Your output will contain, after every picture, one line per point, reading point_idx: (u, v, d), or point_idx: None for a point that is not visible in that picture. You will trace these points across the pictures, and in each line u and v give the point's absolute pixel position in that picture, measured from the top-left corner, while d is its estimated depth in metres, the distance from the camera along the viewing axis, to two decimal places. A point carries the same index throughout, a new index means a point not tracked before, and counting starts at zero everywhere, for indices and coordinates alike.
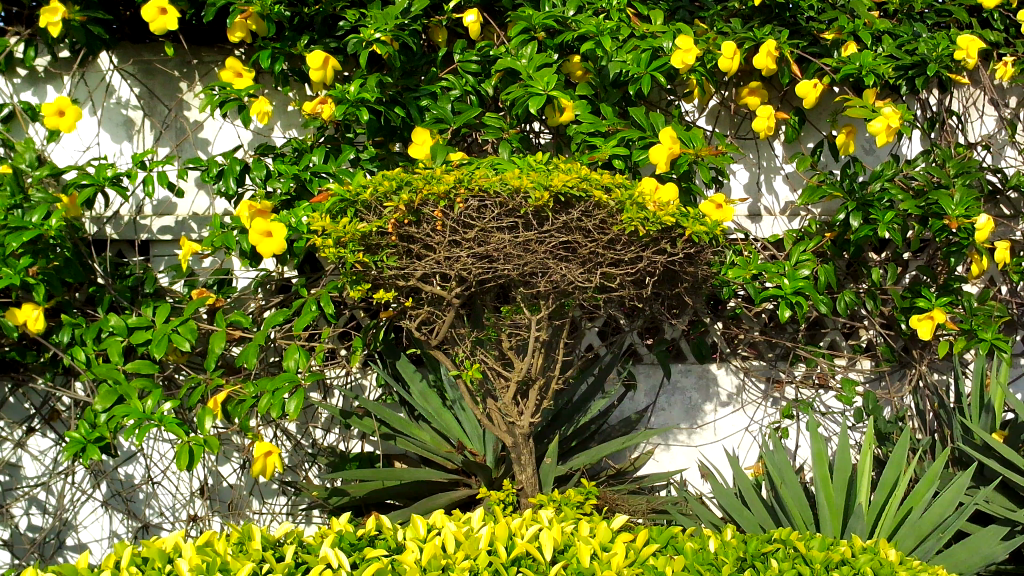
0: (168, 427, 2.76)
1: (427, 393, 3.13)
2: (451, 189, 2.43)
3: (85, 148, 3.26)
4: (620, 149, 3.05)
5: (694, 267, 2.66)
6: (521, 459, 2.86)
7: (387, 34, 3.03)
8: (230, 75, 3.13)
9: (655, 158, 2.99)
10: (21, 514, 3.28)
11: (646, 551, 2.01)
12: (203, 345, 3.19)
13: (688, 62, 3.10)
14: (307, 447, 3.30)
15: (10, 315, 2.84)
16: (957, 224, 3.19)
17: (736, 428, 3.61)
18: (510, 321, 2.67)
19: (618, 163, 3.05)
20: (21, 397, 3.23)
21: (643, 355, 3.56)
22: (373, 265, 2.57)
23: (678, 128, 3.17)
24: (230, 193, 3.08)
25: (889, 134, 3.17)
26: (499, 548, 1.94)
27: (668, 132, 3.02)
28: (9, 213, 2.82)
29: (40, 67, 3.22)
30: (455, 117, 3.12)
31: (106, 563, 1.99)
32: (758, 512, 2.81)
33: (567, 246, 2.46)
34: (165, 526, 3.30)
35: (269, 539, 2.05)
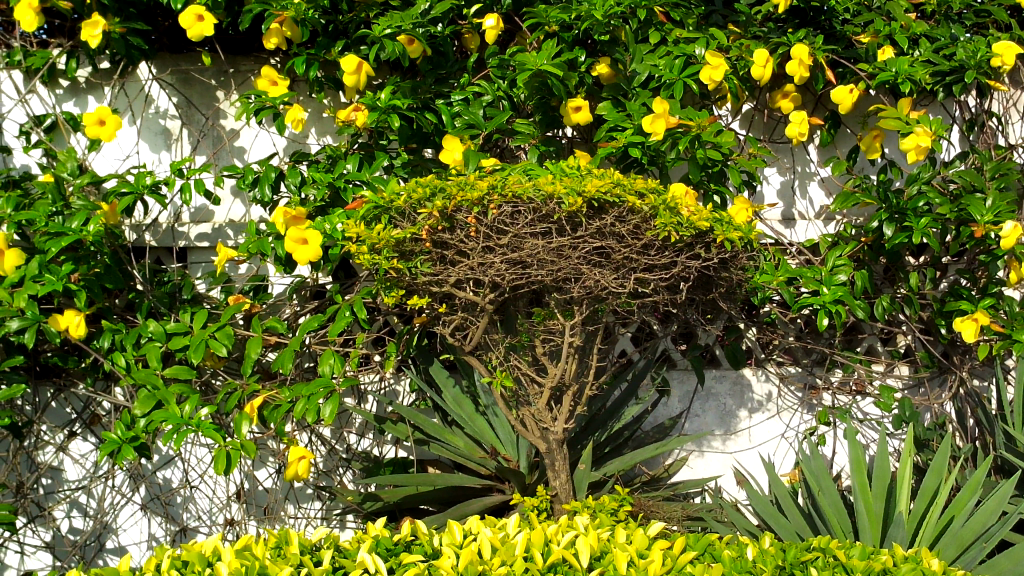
0: (206, 432, 2.79)
1: (460, 399, 3.11)
2: (485, 195, 2.44)
3: (125, 157, 3.31)
4: (636, 138, 3.05)
5: (728, 272, 2.64)
6: (555, 466, 2.85)
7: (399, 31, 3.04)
8: (266, 83, 3.17)
9: (647, 126, 3.05)
10: (63, 517, 3.31)
11: (683, 558, 1.99)
12: (240, 350, 3.20)
13: (715, 78, 3.12)
14: (341, 452, 3.33)
15: (52, 321, 2.89)
16: (983, 230, 3.13)
17: (772, 435, 3.57)
18: (544, 327, 2.66)
19: (633, 152, 3.05)
20: (63, 402, 3.28)
21: (677, 361, 3.55)
22: (408, 271, 2.60)
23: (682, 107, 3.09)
24: (265, 200, 3.10)
25: (919, 152, 3.16)
26: (535, 555, 1.94)
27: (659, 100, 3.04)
28: (49, 220, 2.90)
29: (81, 78, 3.27)
30: (487, 122, 3.11)
31: (148, 566, 2.03)
32: (795, 520, 2.79)
33: (601, 251, 2.45)
34: (202, 530, 3.33)
35: (307, 544, 2.07)
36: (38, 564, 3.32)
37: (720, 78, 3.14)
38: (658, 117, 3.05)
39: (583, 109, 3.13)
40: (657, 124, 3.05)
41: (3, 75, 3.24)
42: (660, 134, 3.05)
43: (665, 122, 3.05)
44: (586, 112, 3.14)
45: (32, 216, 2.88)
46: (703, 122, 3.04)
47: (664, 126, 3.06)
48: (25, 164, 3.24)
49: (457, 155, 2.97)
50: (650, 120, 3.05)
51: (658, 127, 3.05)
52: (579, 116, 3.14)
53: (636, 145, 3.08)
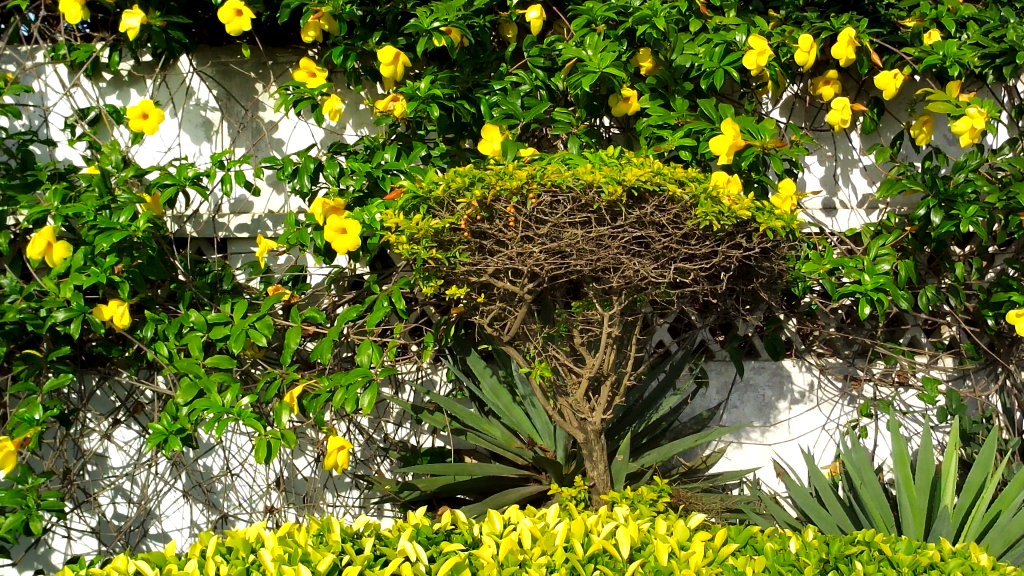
0: (247, 420, 2.82)
1: (497, 389, 3.11)
2: (524, 184, 2.44)
3: (167, 149, 3.35)
4: (688, 141, 3.03)
5: (770, 262, 2.62)
6: (593, 456, 2.83)
7: (446, 23, 3.03)
8: (305, 75, 3.19)
9: (717, 149, 2.95)
10: (108, 503, 3.39)
11: (724, 550, 1.98)
12: (279, 340, 3.24)
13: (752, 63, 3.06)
14: (379, 442, 3.34)
15: (97, 311, 2.95)
16: None
17: (812, 427, 3.53)
18: (582, 317, 2.65)
19: (685, 155, 3.04)
20: (108, 390, 3.34)
21: (715, 352, 3.53)
22: (446, 261, 2.60)
23: (744, 120, 3.12)
24: (304, 191, 3.12)
25: (974, 134, 3.05)
26: (576, 545, 1.94)
27: (731, 123, 2.96)
28: (97, 214, 2.92)
29: (124, 71, 3.32)
30: (525, 112, 3.11)
31: (193, 550, 2.07)
32: (836, 513, 2.77)
33: (640, 241, 2.44)
34: (243, 517, 3.36)
35: (348, 532, 2.09)
36: (84, 548, 3.40)
37: (765, 63, 3.08)
38: (731, 144, 2.96)
39: (632, 99, 3.11)
40: (729, 146, 2.96)
41: (48, 68, 3.29)
42: (732, 160, 2.96)
43: (737, 146, 2.97)
44: (635, 103, 3.12)
45: (79, 210, 2.91)
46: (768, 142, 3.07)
47: (734, 149, 2.97)
48: (69, 157, 3.30)
49: (496, 144, 2.93)
50: (723, 143, 2.96)
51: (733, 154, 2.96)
52: (624, 106, 3.11)
53: (688, 147, 3.08)
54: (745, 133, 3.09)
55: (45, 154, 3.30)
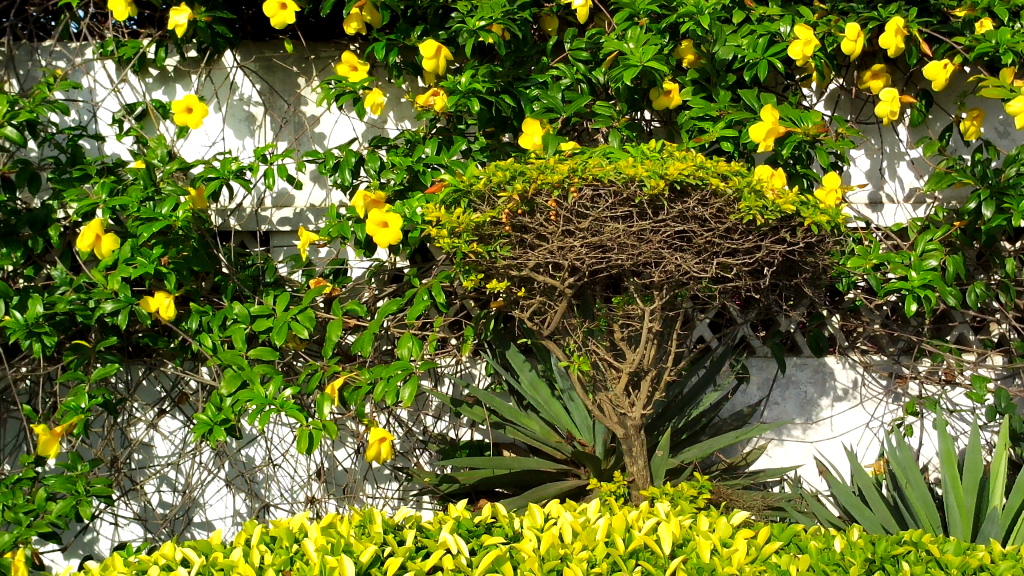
0: (289, 412, 2.85)
1: (537, 382, 3.11)
2: (566, 178, 2.42)
3: (211, 143, 3.39)
4: (730, 132, 3.00)
5: (814, 257, 2.58)
6: (632, 451, 2.82)
7: (494, 22, 3.04)
8: (346, 69, 3.19)
9: (755, 136, 2.92)
10: (153, 491, 3.44)
11: (768, 548, 1.96)
12: (320, 333, 3.27)
13: (796, 52, 3.02)
14: (418, 434, 3.36)
15: (144, 303, 2.96)
16: None
17: (856, 425, 3.47)
18: (623, 312, 2.64)
19: (726, 146, 3.01)
20: (154, 380, 3.39)
21: (756, 348, 3.49)
22: (487, 255, 2.61)
23: (786, 107, 3.08)
24: (345, 184, 3.14)
25: None
26: (617, 540, 1.93)
27: (769, 111, 2.93)
28: (141, 205, 2.99)
29: (170, 67, 3.37)
30: (566, 105, 3.10)
31: (238, 539, 2.11)
32: (880, 512, 2.73)
33: (682, 235, 2.42)
34: (284, 507, 3.40)
35: (389, 523, 2.11)
36: (131, 535, 3.47)
37: (811, 53, 3.04)
38: (769, 129, 2.93)
39: (674, 94, 3.11)
40: (769, 135, 2.93)
41: (97, 65, 3.35)
42: (769, 147, 2.93)
43: (776, 133, 2.94)
44: (676, 97, 3.11)
45: (126, 202, 2.97)
46: (811, 128, 3.02)
47: (774, 138, 2.94)
48: (117, 152, 3.37)
49: (537, 138, 2.94)
50: (762, 131, 2.92)
51: (771, 140, 2.93)
52: (666, 100, 3.12)
53: (729, 138, 3.04)
54: (786, 121, 3.04)
55: (94, 148, 3.37)
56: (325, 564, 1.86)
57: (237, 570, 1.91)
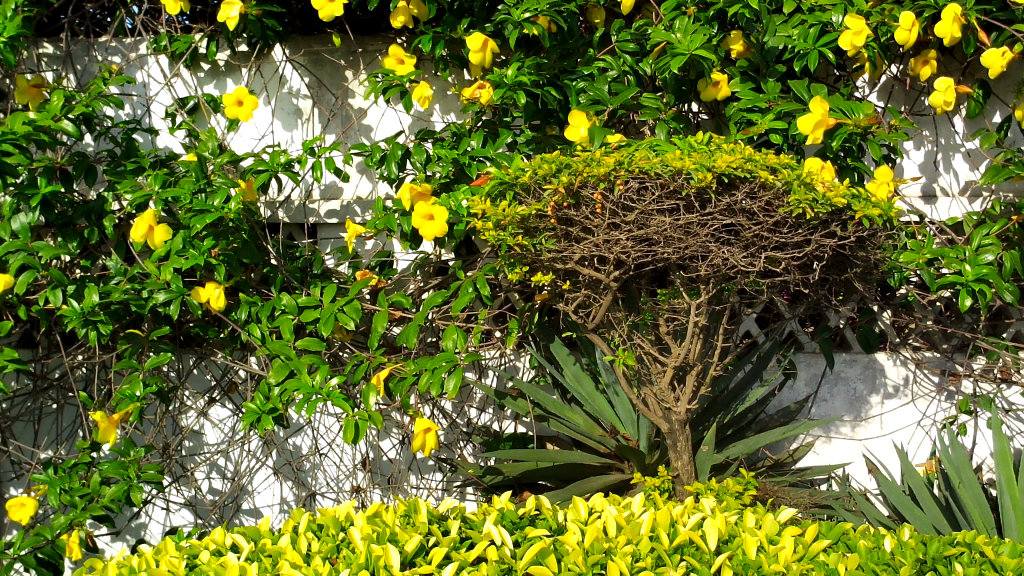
0: (335, 401, 2.88)
1: (580, 376, 3.10)
2: (612, 171, 2.42)
3: (261, 136, 3.44)
4: (779, 124, 2.95)
5: (866, 251, 2.53)
6: (677, 446, 2.80)
7: (539, 14, 3.03)
8: (393, 62, 3.21)
9: (804, 129, 2.86)
10: (203, 478, 3.50)
11: (815, 547, 1.93)
12: (367, 324, 3.31)
13: (847, 43, 2.96)
14: (462, 426, 3.38)
15: (195, 294, 3.04)
16: None
17: (907, 423, 3.41)
18: (668, 306, 2.62)
19: (775, 138, 2.96)
20: (204, 369, 3.46)
21: (804, 343, 3.44)
22: (531, 248, 2.60)
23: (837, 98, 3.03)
24: (392, 177, 3.16)
25: None
26: (662, 535, 1.92)
27: (818, 102, 2.87)
28: (194, 197, 3.05)
29: (221, 61, 3.42)
30: (612, 98, 3.06)
31: (286, 526, 2.15)
32: (931, 511, 2.68)
33: (730, 229, 2.40)
34: (330, 495, 3.43)
35: (434, 513, 2.14)
36: (182, 520, 3.55)
37: (861, 44, 2.97)
38: (818, 120, 2.87)
39: (723, 84, 3.06)
40: (817, 127, 2.87)
41: (151, 59, 3.41)
42: (818, 139, 2.89)
43: (824, 125, 2.89)
44: (725, 88, 3.07)
45: (178, 194, 3.03)
46: (861, 118, 2.96)
47: (823, 130, 2.89)
48: (169, 145, 3.43)
49: (583, 130, 2.92)
50: (809, 124, 2.87)
51: (818, 131, 2.89)
52: (718, 90, 3.06)
53: (778, 130, 3.00)
54: (837, 112, 2.99)
55: (147, 141, 3.44)
56: (370, 552, 1.88)
57: (286, 557, 1.94)
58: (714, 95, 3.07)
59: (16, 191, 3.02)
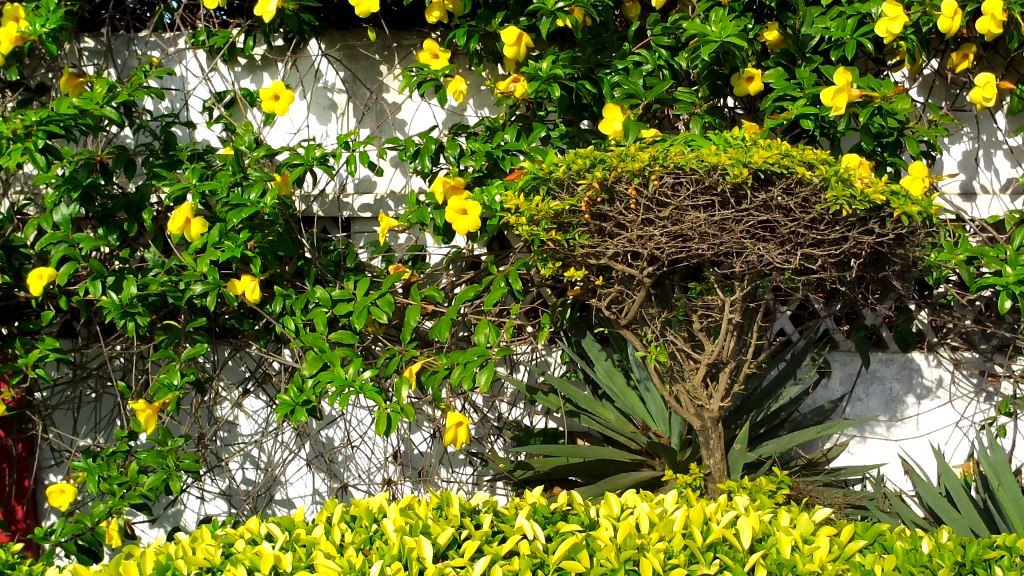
0: (368, 394, 2.90)
1: (612, 372, 3.09)
2: (646, 166, 2.40)
3: (296, 130, 3.47)
4: (810, 109, 2.92)
5: (904, 249, 2.49)
6: (709, 444, 2.78)
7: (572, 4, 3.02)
8: (427, 56, 3.21)
9: (825, 99, 2.89)
10: (237, 468, 3.56)
11: (851, 548, 1.91)
12: (400, 318, 3.32)
13: (891, 29, 2.91)
14: (493, 421, 3.39)
15: (230, 286, 3.08)
16: None
17: (944, 424, 3.36)
18: (702, 303, 2.59)
19: (806, 124, 2.92)
20: (239, 360, 3.51)
21: (839, 341, 3.39)
22: (566, 243, 2.59)
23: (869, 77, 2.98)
24: (425, 171, 3.17)
25: None
26: (695, 533, 1.92)
27: (842, 73, 2.87)
28: (230, 190, 3.07)
29: (257, 56, 3.45)
30: (647, 92, 3.06)
31: (320, 517, 2.17)
32: (968, 514, 2.65)
33: (765, 225, 2.37)
34: (361, 487, 3.49)
35: (466, 507, 2.15)
36: (216, 509, 3.60)
37: (898, 30, 2.92)
38: (840, 90, 2.88)
39: (757, 79, 3.03)
40: (839, 98, 2.88)
41: (189, 54, 3.45)
42: (841, 109, 2.88)
43: (847, 95, 2.88)
44: (759, 82, 3.04)
45: (214, 187, 3.06)
46: (887, 92, 2.92)
47: (846, 100, 2.89)
48: (207, 139, 3.48)
49: (617, 124, 2.92)
50: (831, 94, 2.89)
51: (840, 101, 2.89)
52: (754, 86, 3.02)
53: (810, 116, 2.96)
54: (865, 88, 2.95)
55: (185, 135, 3.49)
56: (404, 545, 1.90)
57: (320, 547, 1.96)
58: (750, 90, 3.03)
59: (59, 182, 3.06)
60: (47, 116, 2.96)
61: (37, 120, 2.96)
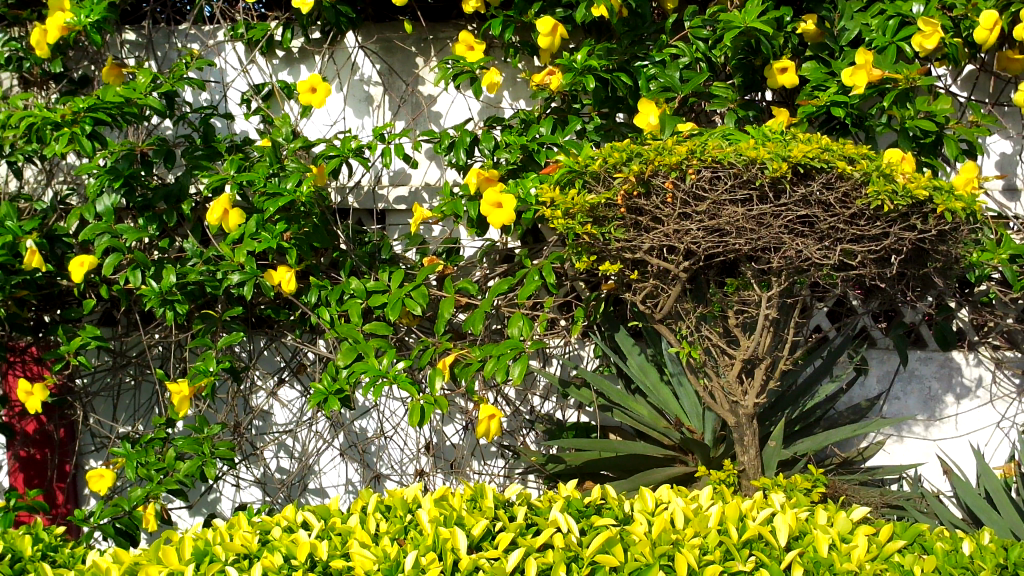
0: (401, 384, 2.91)
1: (646, 366, 3.07)
2: (684, 160, 2.39)
3: (332, 123, 3.49)
4: (841, 98, 2.90)
5: (946, 246, 2.44)
6: (743, 441, 2.76)
7: None
8: (463, 48, 3.21)
9: (844, 76, 2.86)
10: (272, 457, 3.60)
11: (890, 547, 1.89)
12: (433, 310, 3.34)
13: (924, 49, 2.90)
14: (525, 414, 3.39)
15: (268, 277, 3.09)
16: None
17: (984, 424, 3.31)
18: (738, 298, 2.56)
19: (836, 112, 2.90)
20: (274, 350, 3.52)
21: (877, 339, 3.35)
22: (601, 237, 2.56)
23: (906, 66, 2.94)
24: (460, 164, 3.17)
25: None
26: (730, 529, 1.91)
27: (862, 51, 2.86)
28: (267, 181, 3.11)
29: (295, 48, 3.48)
30: (683, 84, 3.03)
31: (355, 506, 2.20)
32: (1009, 515, 2.59)
33: (805, 220, 2.34)
34: (394, 478, 3.50)
35: (500, 499, 2.15)
36: (251, 497, 3.64)
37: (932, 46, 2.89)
38: (860, 67, 2.85)
39: (789, 70, 2.98)
40: (857, 76, 2.85)
41: (228, 46, 3.49)
42: (858, 87, 2.85)
43: (867, 75, 2.85)
44: (792, 74, 2.99)
45: (252, 178, 3.09)
46: (912, 74, 2.85)
47: (865, 80, 2.85)
48: (246, 130, 3.51)
49: (652, 117, 2.89)
50: (850, 71, 2.86)
51: (859, 78, 2.86)
52: (785, 78, 2.98)
53: (842, 105, 2.93)
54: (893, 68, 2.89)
55: (224, 127, 3.53)
56: (438, 535, 1.91)
57: (355, 536, 1.98)
58: (783, 82, 2.98)
59: (101, 172, 3.12)
60: (95, 103, 3.00)
61: (84, 107, 2.99)
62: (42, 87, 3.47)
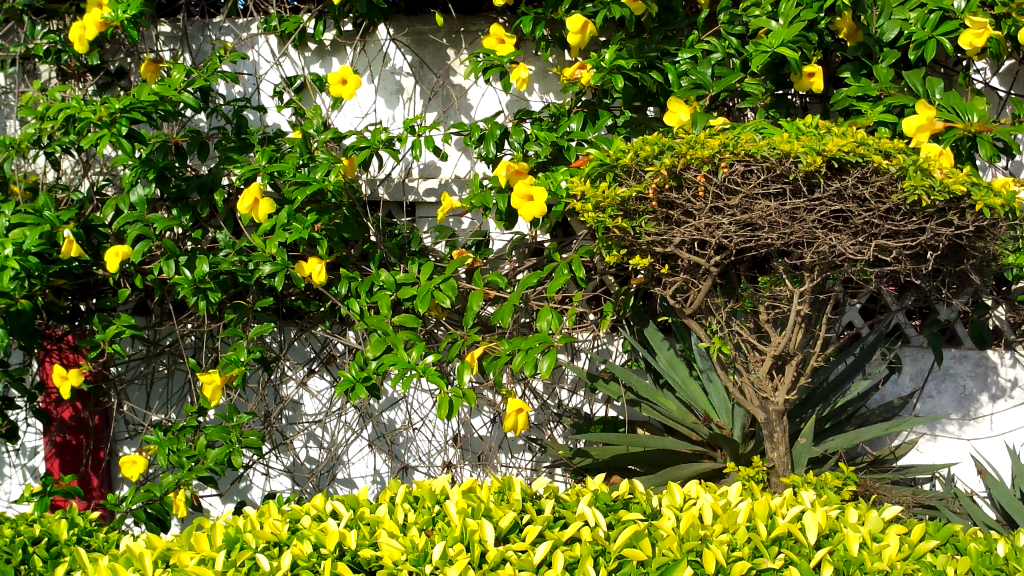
0: (430, 377, 2.92)
1: (675, 361, 3.05)
2: (716, 153, 2.37)
3: (364, 114, 3.51)
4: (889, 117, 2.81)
5: (984, 242, 2.40)
6: (773, 437, 2.73)
7: None
8: (494, 41, 3.20)
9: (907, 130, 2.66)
10: (302, 447, 3.64)
11: (922, 547, 1.87)
12: (462, 303, 3.34)
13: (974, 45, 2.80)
14: (553, 408, 3.39)
15: (298, 268, 3.11)
16: None
17: (1020, 424, 3.25)
18: (770, 293, 2.53)
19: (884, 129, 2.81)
20: (304, 341, 3.57)
21: (911, 336, 3.31)
22: (631, 231, 2.56)
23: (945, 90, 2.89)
24: (490, 157, 3.17)
25: None
26: (759, 526, 1.89)
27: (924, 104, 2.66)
28: (297, 171, 3.13)
29: (327, 41, 3.50)
30: (715, 81, 3.01)
31: (384, 497, 2.21)
32: None
33: (839, 215, 2.31)
34: (422, 469, 3.52)
35: (528, 492, 2.16)
36: (281, 486, 3.69)
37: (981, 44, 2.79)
38: (924, 124, 2.66)
39: (818, 76, 2.93)
40: (921, 131, 2.66)
41: (261, 39, 3.52)
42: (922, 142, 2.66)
43: (931, 129, 2.67)
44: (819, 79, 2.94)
45: (283, 168, 3.11)
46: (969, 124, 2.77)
47: (928, 134, 2.67)
48: (278, 123, 3.54)
49: (682, 115, 2.85)
50: (914, 126, 2.66)
51: (923, 135, 2.67)
52: (813, 83, 2.93)
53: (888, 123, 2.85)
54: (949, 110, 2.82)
55: (257, 119, 3.56)
56: (466, 527, 1.92)
57: (383, 526, 2.00)
58: (811, 87, 2.94)
59: (136, 164, 3.14)
60: (131, 103, 3.02)
61: (120, 107, 3.01)
62: (79, 79, 3.53)
